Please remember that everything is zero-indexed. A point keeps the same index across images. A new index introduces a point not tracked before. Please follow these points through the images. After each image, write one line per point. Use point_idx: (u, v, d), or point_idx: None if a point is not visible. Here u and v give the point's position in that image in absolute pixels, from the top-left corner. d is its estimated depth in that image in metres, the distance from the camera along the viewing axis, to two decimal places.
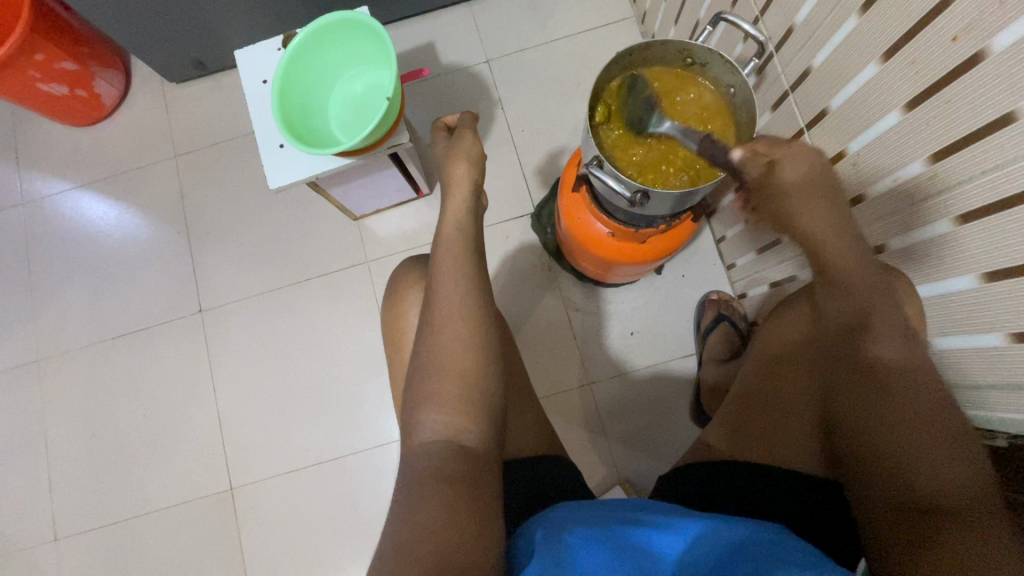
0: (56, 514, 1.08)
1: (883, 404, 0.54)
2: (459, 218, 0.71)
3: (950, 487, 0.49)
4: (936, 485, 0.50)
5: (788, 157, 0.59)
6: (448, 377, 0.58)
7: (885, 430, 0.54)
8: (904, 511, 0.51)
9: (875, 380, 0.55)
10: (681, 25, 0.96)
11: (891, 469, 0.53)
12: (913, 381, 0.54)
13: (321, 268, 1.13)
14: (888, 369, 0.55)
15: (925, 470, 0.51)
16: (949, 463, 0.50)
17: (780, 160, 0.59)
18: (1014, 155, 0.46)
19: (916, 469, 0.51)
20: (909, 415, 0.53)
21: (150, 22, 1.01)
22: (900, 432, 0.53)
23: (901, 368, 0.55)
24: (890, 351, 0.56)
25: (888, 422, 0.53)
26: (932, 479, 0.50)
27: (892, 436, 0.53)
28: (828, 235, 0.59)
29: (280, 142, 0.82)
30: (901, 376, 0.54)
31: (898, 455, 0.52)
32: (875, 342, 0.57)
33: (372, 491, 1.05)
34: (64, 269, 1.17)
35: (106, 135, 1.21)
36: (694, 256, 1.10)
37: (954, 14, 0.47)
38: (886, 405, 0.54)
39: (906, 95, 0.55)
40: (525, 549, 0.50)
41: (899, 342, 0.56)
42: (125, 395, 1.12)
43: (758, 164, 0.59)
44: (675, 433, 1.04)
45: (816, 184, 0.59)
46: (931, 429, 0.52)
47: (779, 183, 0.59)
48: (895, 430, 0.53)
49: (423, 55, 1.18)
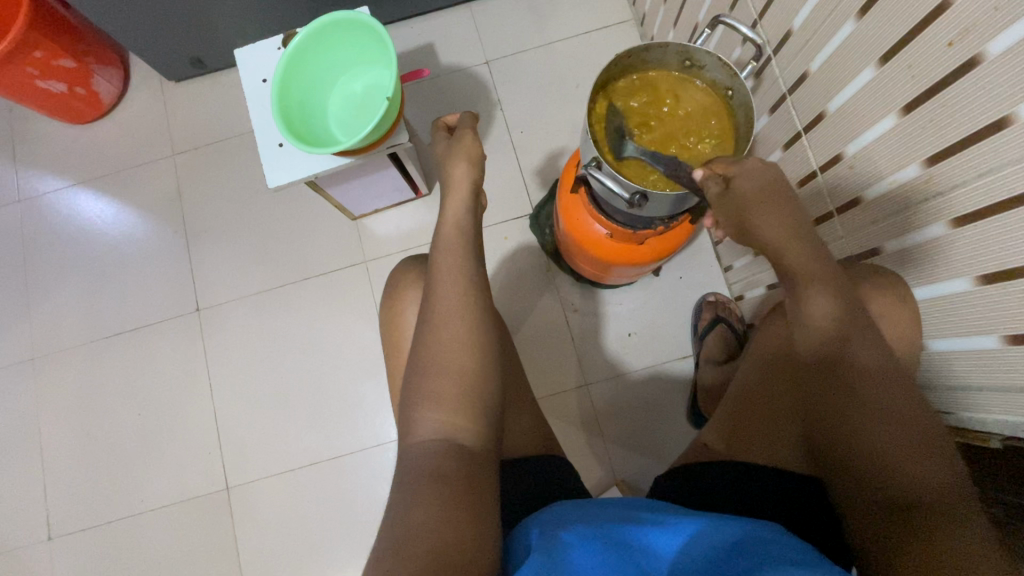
0: (50, 513, 1.08)
1: (857, 413, 0.54)
2: (458, 218, 0.71)
3: (932, 488, 0.50)
4: (918, 487, 0.51)
5: (740, 173, 0.60)
6: (446, 375, 0.59)
7: (863, 438, 0.53)
8: (889, 516, 0.51)
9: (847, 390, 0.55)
10: (681, 28, 0.97)
11: (872, 475, 0.53)
12: (890, 390, 0.53)
13: (320, 267, 1.13)
14: (863, 380, 0.54)
15: (905, 474, 0.51)
16: (931, 466, 0.51)
17: (735, 174, 0.60)
18: (1009, 158, 0.47)
19: (896, 475, 0.52)
20: (886, 423, 0.53)
21: (150, 20, 1.01)
22: (878, 441, 0.53)
23: (875, 372, 0.54)
24: (868, 357, 0.55)
25: (864, 430, 0.53)
26: (912, 482, 0.51)
27: (871, 443, 0.53)
28: (785, 241, 0.58)
29: (279, 141, 0.82)
30: (877, 386, 0.54)
31: (877, 461, 0.53)
32: (851, 353, 0.55)
33: (368, 491, 1.05)
34: (59, 267, 1.17)
35: (104, 132, 1.21)
36: (692, 257, 1.10)
37: (949, 18, 0.48)
38: (862, 414, 0.54)
39: (902, 99, 0.55)
40: (522, 549, 0.50)
41: (875, 351, 0.55)
42: (120, 393, 1.12)
43: (717, 180, 0.60)
44: (672, 434, 1.05)
45: (773, 193, 0.59)
46: (910, 435, 0.52)
47: (737, 196, 0.59)
48: (870, 438, 0.53)
49: (423, 55, 1.19)
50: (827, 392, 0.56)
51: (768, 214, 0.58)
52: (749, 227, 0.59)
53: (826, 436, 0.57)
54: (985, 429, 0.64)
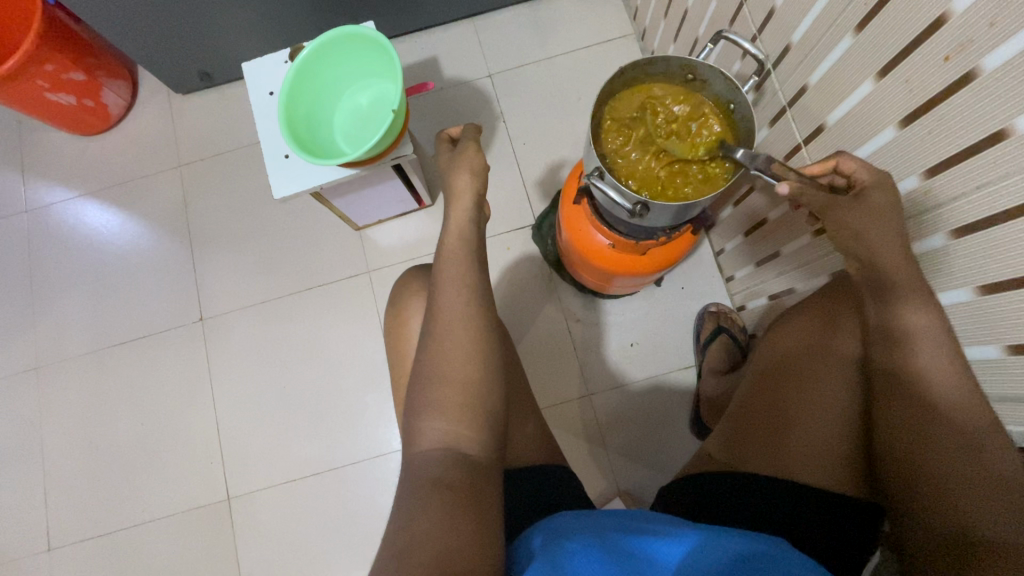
0: (51, 523, 1.08)
1: (922, 371, 0.54)
2: (461, 230, 0.72)
3: (1002, 489, 0.49)
4: (984, 470, 0.50)
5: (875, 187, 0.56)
6: (449, 385, 0.59)
7: (933, 464, 0.52)
8: (955, 497, 0.50)
9: (923, 393, 0.54)
10: (682, 41, 0.98)
11: (938, 503, 0.51)
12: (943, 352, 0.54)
13: (324, 277, 1.14)
14: (920, 337, 0.54)
15: (973, 508, 0.50)
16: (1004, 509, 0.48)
17: (868, 188, 0.56)
18: (1007, 170, 0.47)
19: (960, 475, 0.51)
20: (965, 459, 0.51)
21: (158, 33, 1.02)
22: (952, 474, 0.51)
23: (949, 378, 0.53)
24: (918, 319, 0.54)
25: (929, 438, 0.53)
26: (981, 481, 0.50)
27: (938, 427, 0.53)
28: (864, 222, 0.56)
29: (286, 153, 0.83)
30: (931, 345, 0.54)
31: (949, 444, 0.52)
32: (906, 310, 0.55)
33: (370, 501, 1.04)
34: (65, 277, 1.18)
35: (113, 144, 1.23)
36: (693, 268, 1.11)
37: (945, 34, 0.49)
38: (936, 416, 0.53)
39: (900, 113, 0.56)
40: (525, 556, 0.51)
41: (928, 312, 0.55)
42: (124, 402, 1.12)
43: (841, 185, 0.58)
44: (675, 445, 1.05)
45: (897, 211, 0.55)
46: (1000, 478, 0.49)
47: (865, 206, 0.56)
48: (939, 469, 0.52)
49: (427, 69, 1.20)
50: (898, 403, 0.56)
51: (880, 227, 0.55)
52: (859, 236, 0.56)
53: (892, 418, 0.56)
54: None
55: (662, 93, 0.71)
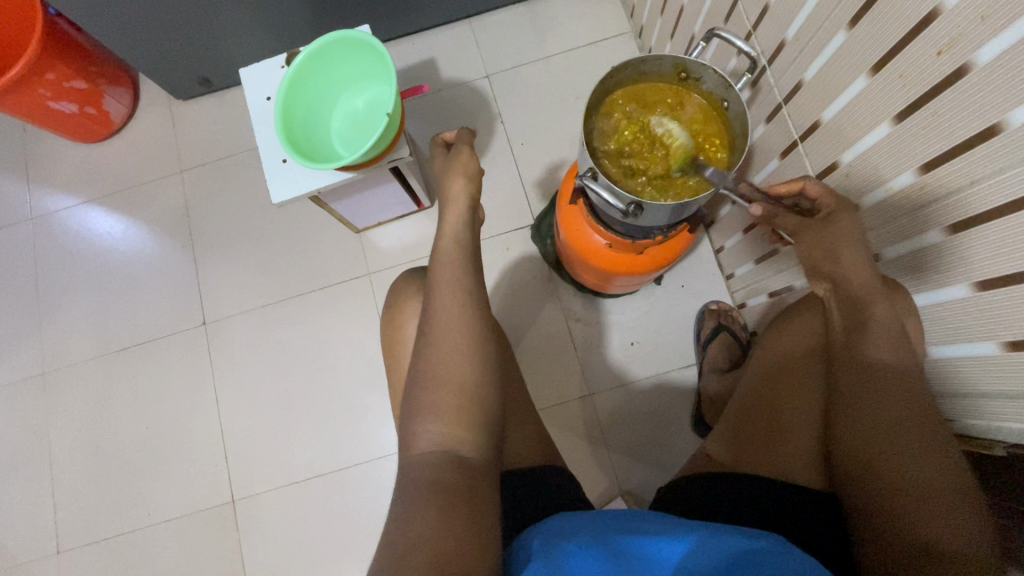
0: (60, 526, 1.09)
1: (883, 392, 0.56)
2: (456, 232, 0.72)
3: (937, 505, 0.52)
4: (928, 490, 0.52)
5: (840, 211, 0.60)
6: (444, 387, 0.59)
7: (887, 468, 0.55)
8: (898, 509, 0.53)
9: (882, 408, 0.56)
10: (678, 39, 0.97)
11: (898, 517, 0.53)
12: (904, 383, 0.56)
13: (323, 279, 1.14)
14: (885, 371, 0.57)
15: (912, 488, 0.53)
16: (956, 516, 0.51)
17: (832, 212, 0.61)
18: (1002, 164, 0.47)
19: (903, 487, 0.53)
20: (914, 432, 0.54)
21: (158, 40, 1.03)
22: (915, 489, 0.53)
23: (912, 406, 0.55)
24: (887, 356, 0.57)
25: (884, 449, 0.55)
26: (918, 497, 0.53)
27: (893, 444, 0.55)
28: (840, 244, 0.59)
29: (283, 158, 0.84)
30: (895, 378, 0.56)
31: (899, 458, 0.54)
32: (874, 347, 0.57)
33: (373, 502, 1.05)
34: (70, 283, 1.19)
35: (115, 150, 1.24)
36: (693, 266, 1.11)
37: (937, 28, 0.48)
38: (894, 432, 0.55)
39: (895, 108, 0.56)
40: (522, 557, 0.51)
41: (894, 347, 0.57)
42: (129, 407, 1.13)
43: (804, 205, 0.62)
44: (676, 444, 1.04)
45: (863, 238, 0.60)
46: (949, 474, 0.53)
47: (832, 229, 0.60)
48: (902, 486, 0.53)
49: (425, 70, 1.20)
50: (865, 416, 0.57)
51: (851, 247, 0.59)
52: (831, 251, 0.60)
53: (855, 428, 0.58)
54: (989, 435, 0.63)
55: (626, 97, 0.72)
